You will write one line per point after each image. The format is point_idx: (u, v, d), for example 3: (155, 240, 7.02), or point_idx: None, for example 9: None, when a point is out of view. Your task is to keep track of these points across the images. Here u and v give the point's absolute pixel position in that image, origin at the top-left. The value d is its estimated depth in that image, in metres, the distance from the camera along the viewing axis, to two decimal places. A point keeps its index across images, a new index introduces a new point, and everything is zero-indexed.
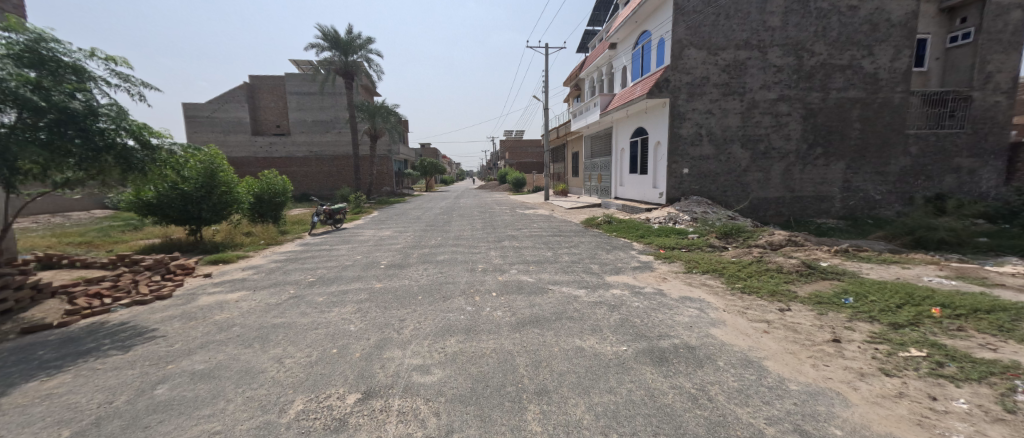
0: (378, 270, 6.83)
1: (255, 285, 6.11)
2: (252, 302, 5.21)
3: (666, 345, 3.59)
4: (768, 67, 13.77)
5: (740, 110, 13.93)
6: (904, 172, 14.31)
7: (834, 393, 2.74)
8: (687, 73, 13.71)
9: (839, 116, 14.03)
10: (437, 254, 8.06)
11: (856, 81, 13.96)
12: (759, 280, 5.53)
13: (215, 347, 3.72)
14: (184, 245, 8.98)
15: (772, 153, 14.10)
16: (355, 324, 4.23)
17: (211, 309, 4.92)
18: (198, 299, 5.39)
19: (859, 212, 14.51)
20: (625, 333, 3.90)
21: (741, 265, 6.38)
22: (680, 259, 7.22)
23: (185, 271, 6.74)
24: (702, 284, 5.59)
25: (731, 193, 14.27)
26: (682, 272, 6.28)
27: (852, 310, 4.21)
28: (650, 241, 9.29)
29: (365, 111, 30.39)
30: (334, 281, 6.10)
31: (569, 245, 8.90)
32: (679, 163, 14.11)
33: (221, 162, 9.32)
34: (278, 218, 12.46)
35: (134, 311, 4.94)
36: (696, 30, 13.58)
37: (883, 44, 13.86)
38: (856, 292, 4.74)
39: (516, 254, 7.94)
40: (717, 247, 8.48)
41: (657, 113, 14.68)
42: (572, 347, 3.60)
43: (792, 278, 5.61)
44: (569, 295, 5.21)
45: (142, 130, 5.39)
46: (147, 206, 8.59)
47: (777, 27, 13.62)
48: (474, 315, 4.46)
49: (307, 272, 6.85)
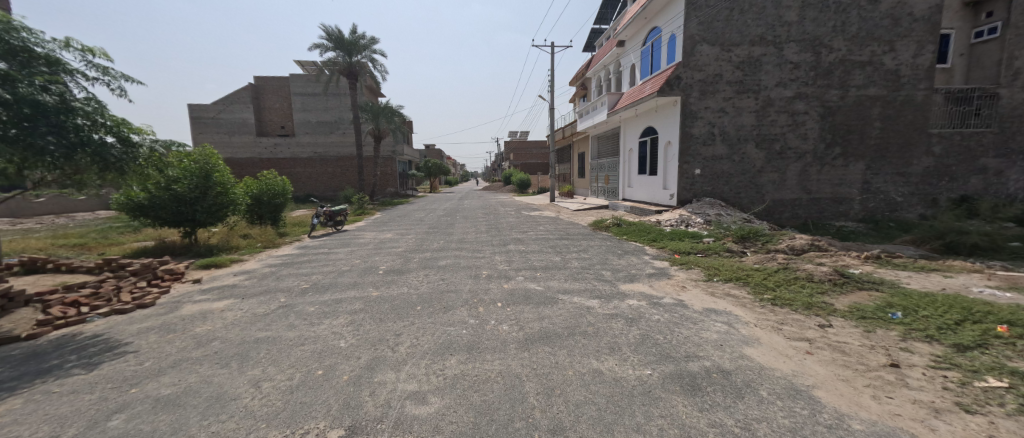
0: (376, 276, 6.43)
1: (244, 292, 5.73)
2: (238, 312, 4.82)
3: (696, 369, 3.13)
4: (784, 64, 13.24)
5: (755, 109, 13.39)
6: (927, 173, 13.69)
7: (909, 436, 2.28)
8: (699, 70, 13.22)
9: (858, 114, 13.46)
10: (439, 259, 7.64)
11: (876, 78, 13.38)
12: (789, 290, 5.04)
13: (187, 367, 3.32)
14: (177, 248, 8.69)
15: (788, 153, 13.55)
16: (346, 340, 3.81)
17: (194, 320, 4.53)
18: (182, 308, 5.02)
19: (879, 215, 13.90)
20: (647, 353, 3.44)
21: (767, 273, 5.89)
22: (698, 265, 6.74)
23: (173, 276, 6.42)
24: (726, 294, 5.09)
25: (745, 195, 13.74)
26: (702, 280, 5.81)
27: (903, 327, 3.72)
28: (664, 244, 8.82)
29: (369, 112, 30.10)
30: (329, 288, 5.71)
31: (578, 250, 8.44)
32: (691, 163, 13.60)
33: (216, 162, 9.09)
34: (278, 219, 12.15)
35: (112, 322, 4.57)
36: (709, 26, 13.09)
37: (906, 40, 13.28)
38: (903, 306, 4.27)
39: (522, 259, 7.49)
40: (736, 252, 7.99)
41: (668, 112, 14.18)
42: (589, 370, 3.15)
43: (825, 288, 5.11)
44: (582, 307, 4.76)
45: (121, 126, 4.99)
46: (139, 208, 8.28)
47: (794, 22, 13.09)
48: (478, 329, 4.04)
49: (301, 277, 6.47)
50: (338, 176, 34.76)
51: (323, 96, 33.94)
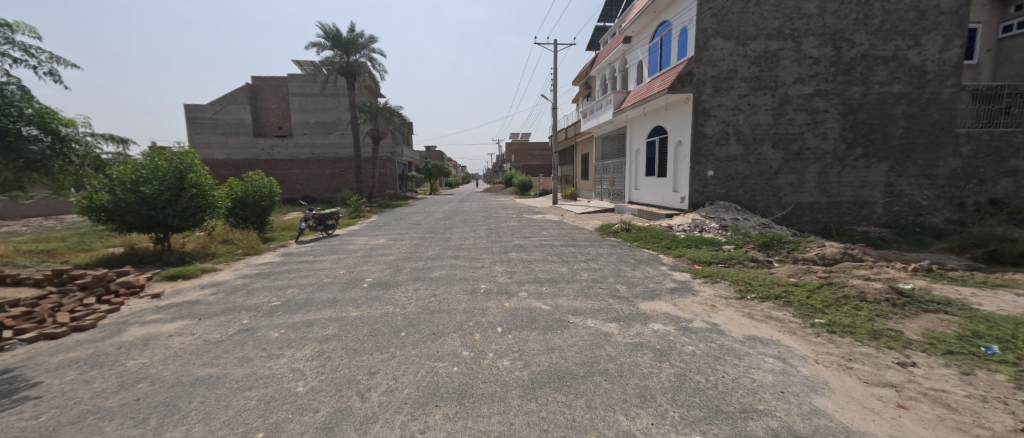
0: (359, 291, 5.64)
1: (205, 311, 4.95)
2: (189, 338, 4.05)
3: (762, 433, 2.34)
4: (803, 59, 12.48)
5: (772, 107, 12.62)
6: (953, 175, 12.87)
7: None
8: (712, 65, 12.46)
9: (881, 112, 12.68)
10: (433, 270, 6.84)
11: (900, 74, 12.62)
12: (843, 313, 4.25)
13: (88, 425, 2.53)
14: (146, 255, 7.92)
15: (806, 154, 12.76)
16: (305, 382, 3.02)
17: (130, 350, 3.75)
18: (125, 332, 4.25)
19: (903, 220, 13.09)
20: (689, 406, 2.65)
21: (808, 290, 5.09)
22: (725, 278, 5.95)
23: (130, 291, 5.67)
24: (768, 318, 4.30)
25: (761, 198, 12.95)
26: (734, 298, 5.01)
27: (1012, 370, 2.94)
28: (680, 253, 8.03)
29: (368, 112, 29.37)
30: (302, 307, 4.92)
31: (587, 259, 7.67)
32: (703, 164, 12.82)
33: (193, 162, 8.46)
34: (264, 223, 11.38)
35: (34, 350, 3.82)
36: (724, 18, 12.34)
37: (932, 34, 12.51)
38: (995, 339, 3.47)
39: (526, 271, 6.68)
40: (762, 262, 7.18)
41: (679, 109, 13.39)
42: (618, 434, 2.36)
43: (885, 310, 4.32)
44: (598, 332, 3.99)
45: (47, 116, 4.33)
46: (104, 211, 7.51)
47: (813, 14, 12.34)
48: (472, 366, 3.26)
49: (274, 292, 5.68)
50: (337, 177, 34.03)
51: (321, 96, 33.19)
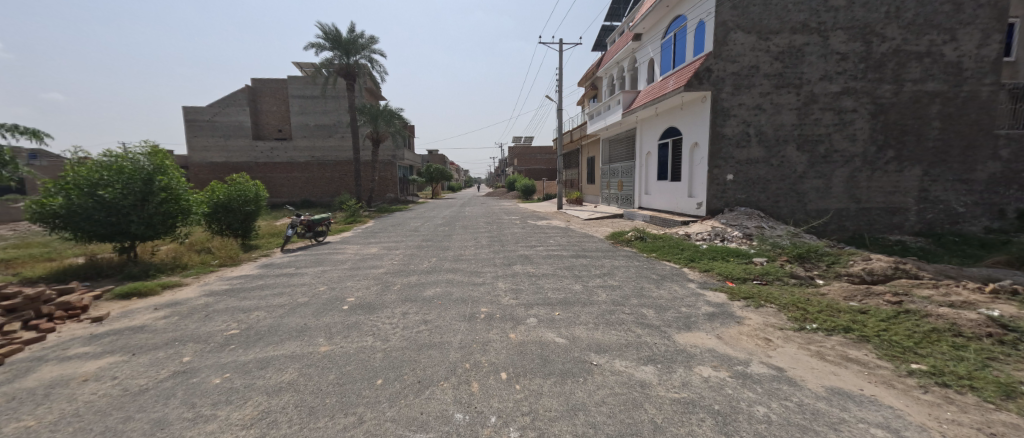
0: (338, 314, 4.76)
1: (147, 341, 4.07)
2: (105, 384, 3.14)
3: None
4: (830, 55, 11.59)
5: (797, 106, 11.72)
6: (992, 180, 11.91)
7: None
8: (732, 61, 11.59)
9: (914, 112, 11.75)
10: (427, 286, 5.96)
11: (935, 71, 11.70)
12: (947, 357, 3.30)
13: None
14: (108, 266, 7.06)
15: (833, 157, 11.83)
16: None
17: (20, 406, 2.85)
18: (31, 375, 3.35)
19: (938, 228, 12.12)
20: None
21: (885, 320, 4.14)
22: (770, 301, 5.01)
23: (69, 314, 4.83)
24: (850, 361, 3.36)
25: (785, 203, 12.02)
26: (793, 330, 4.08)
27: None
28: (707, 267, 7.10)
29: (368, 114, 28.53)
30: (265, 338, 4.03)
31: (603, 274, 6.77)
32: (723, 167, 11.89)
33: (167, 166, 7.75)
34: (250, 230, 10.56)
35: None
36: (744, 11, 11.49)
37: (969, 27, 11.59)
38: None
39: (534, 289, 5.74)
40: (805, 279, 6.23)
41: (695, 109, 12.50)
42: None
43: (997, 351, 3.39)
44: (631, 381, 3.07)
45: None
46: (56, 217, 6.64)
47: (841, 7, 11.49)
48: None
49: (237, 315, 4.83)
50: (336, 181, 33.30)
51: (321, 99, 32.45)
